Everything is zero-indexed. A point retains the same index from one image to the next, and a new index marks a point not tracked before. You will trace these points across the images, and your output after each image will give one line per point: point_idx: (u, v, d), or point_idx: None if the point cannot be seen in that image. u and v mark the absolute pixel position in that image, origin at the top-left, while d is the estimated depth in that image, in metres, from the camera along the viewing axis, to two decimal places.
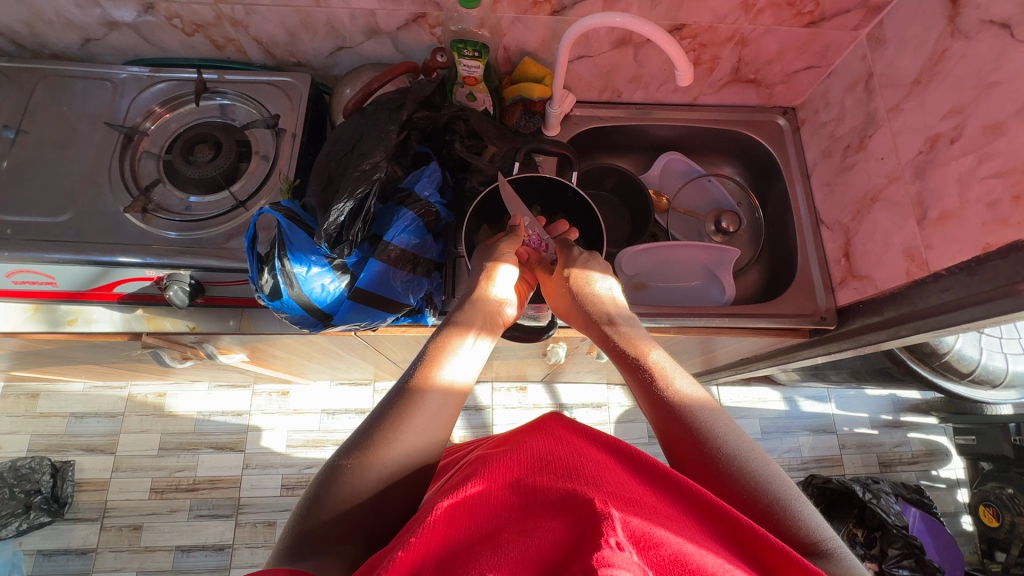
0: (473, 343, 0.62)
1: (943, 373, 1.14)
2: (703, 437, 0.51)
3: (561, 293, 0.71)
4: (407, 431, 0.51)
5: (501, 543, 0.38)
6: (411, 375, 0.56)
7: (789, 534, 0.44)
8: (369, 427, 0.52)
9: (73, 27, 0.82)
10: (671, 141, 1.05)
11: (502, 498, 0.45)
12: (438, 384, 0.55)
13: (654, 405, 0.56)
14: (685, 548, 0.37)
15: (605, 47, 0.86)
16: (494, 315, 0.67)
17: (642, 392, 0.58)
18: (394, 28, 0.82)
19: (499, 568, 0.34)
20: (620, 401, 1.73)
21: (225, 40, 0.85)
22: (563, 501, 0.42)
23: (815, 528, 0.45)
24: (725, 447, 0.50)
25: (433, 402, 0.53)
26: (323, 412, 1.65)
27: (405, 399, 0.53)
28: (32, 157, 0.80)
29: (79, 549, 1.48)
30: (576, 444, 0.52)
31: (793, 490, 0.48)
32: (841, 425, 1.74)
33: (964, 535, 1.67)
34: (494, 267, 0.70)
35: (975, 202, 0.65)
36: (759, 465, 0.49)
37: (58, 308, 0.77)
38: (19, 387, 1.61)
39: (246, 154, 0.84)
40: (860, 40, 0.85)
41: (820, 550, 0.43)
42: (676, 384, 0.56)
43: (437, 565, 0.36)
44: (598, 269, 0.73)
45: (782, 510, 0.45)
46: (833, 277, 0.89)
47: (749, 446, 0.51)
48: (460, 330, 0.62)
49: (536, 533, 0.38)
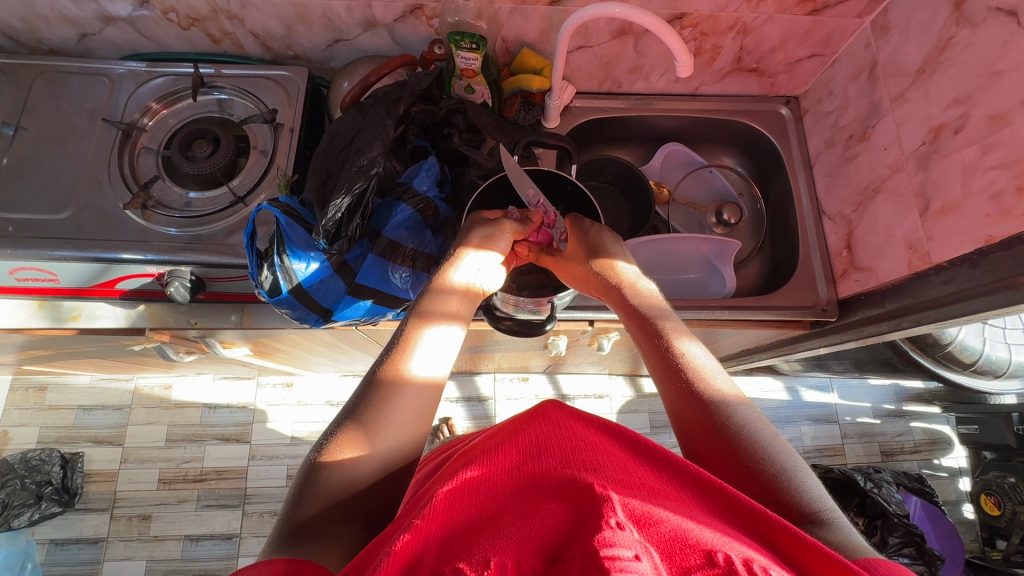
0: (444, 331, 0.59)
1: (945, 364, 1.13)
2: (716, 404, 0.51)
3: (579, 264, 0.69)
4: (388, 423, 0.51)
5: (503, 526, 0.39)
6: (381, 367, 0.54)
7: (791, 505, 0.45)
8: (351, 416, 0.51)
9: (68, 22, 0.82)
10: (672, 132, 1.04)
11: (503, 482, 0.45)
12: (413, 379, 0.54)
13: (668, 372, 0.55)
14: (684, 525, 0.38)
15: (605, 37, 0.85)
16: (468, 298, 0.64)
17: (656, 359, 0.57)
18: (391, 20, 0.81)
19: (502, 552, 0.35)
20: (622, 392, 1.74)
21: (221, 34, 0.85)
22: (562, 485, 0.42)
23: (816, 499, 0.46)
24: (736, 416, 0.51)
25: (411, 396, 0.53)
26: (326, 403, 1.66)
27: (379, 393, 0.52)
28: (31, 154, 0.80)
29: (90, 538, 1.51)
30: (573, 429, 0.52)
31: (797, 461, 0.49)
32: (843, 414, 1.74)
33: (965, 523, 1.68)
34: (461, 252, 0.65)
35: (978, 193, 0.64)
36: (768, 435, 0.50)
37: (61, 305, 0.78)
38: (27, 380, 1.62)
39: (245, 149, 0.84)
40: (865, 28, 0.83)
41: (820, 519, 0.44)
42: (690, 353, 0.56)
43: (441, 550, 0.37)
44: (609, 240, 0.70)
45: (786, 481, 0.46)
46: (835, 269, 0.88)
47: (758, 417, 0.51)
48: (432, 318, 0.59)
49: (537, 515, 0.39)
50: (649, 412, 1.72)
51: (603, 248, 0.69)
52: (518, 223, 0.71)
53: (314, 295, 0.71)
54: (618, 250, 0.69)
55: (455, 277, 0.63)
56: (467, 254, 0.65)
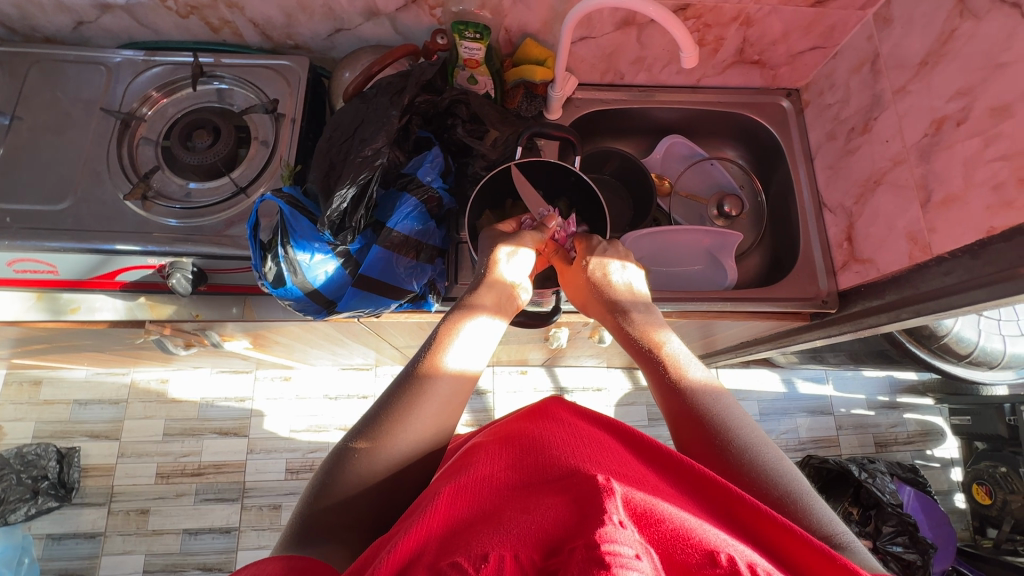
0: (484, 322, 0.60)
1: (941, 355, 1.15)
2: (716, 427, 0.51)
3: (578, 279, 0.70)
4: (417, 422, 0.50)
5: (503, 521, 0.38)
6: (412, 367, 0.54)
7: (801, 527, 0.44)
8: (376, 417, 0.51)
9: (64, 10, 0.80)
10: (673, 124, 1.04)
11: (505, 480, 0.45)
12: (448, 371, 0.54)
13: (667, 397, 0.55)
14: (686, 524, 0.37)
15: (608, 28, 0.84)
16: (508, 299, 0.65)
17: (655, 382, 0.57)
18: (393, 10, 0.80)
19: (501, 546, 0.35)
20: (620, 384, 1.75)
21: (220, 23, 0.83)
22: (564, 480, 0.42)
23: (826, 523, 0.45)
24: (737, 438, 0.50)
25: (444, 388, 0.53)
26: (325, 397, 1.66)
27: (408, 393, 0.51)
28: (28, 144, 0.79)
29: (88, 532, 1.50)
30: (577, 426, 0.52)
31: (805, 484, 0.49)
32: (838, 406, 1.76)
33: (956, 513, 1.70)
34: (496, 251, 0.67)
35: (980, 185, 0.65)
36: (771, 457, 0.49)
37: (60, 297, 0.77)
38: (22, 374, 1.61)
39: (245, 140, 0.83)
40: (867, 20, 0.83)
41: (831, 544, 0.44)
42: (689, 375, 0.56)
43: (441, 548, 0.37)
44: (616, 256, 0.70)
45: (793, 503, 0.46)
46: (835, 261, 0.89)
47: (761, 439, 0.51)
48: (473, 311, 0.61)
49: (537, 510, 0.39)
50: (647, 405, 1.73)
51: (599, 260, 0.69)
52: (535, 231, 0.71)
53: (318, 287, 0.70)
54: (616, 257, 0.70)
55: (501, 273, 0.65)
56: (501, 254, 0.67)
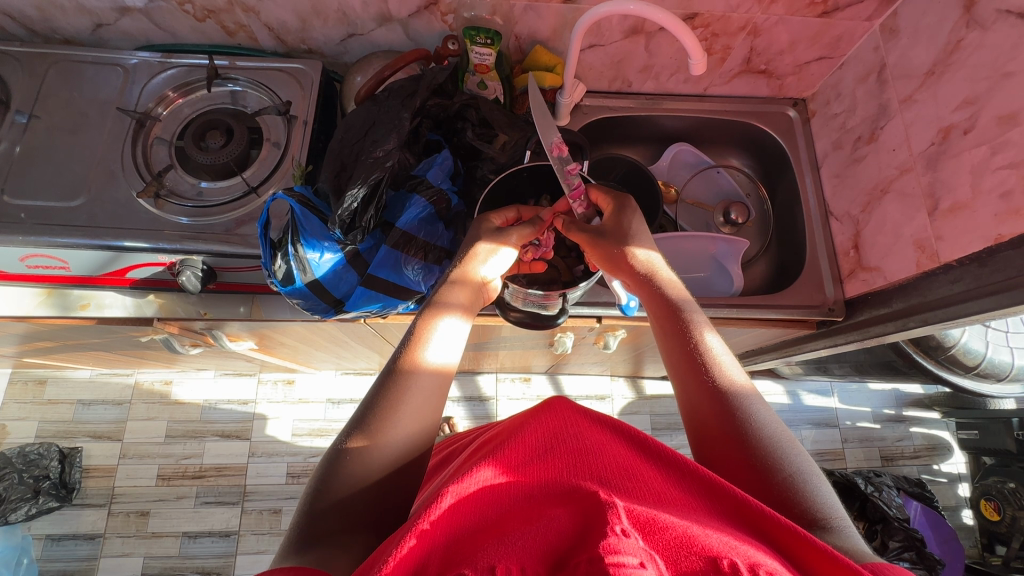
0: (456, 323, 0.60)
1: (948, 367, 1.14)
2: (737, 407, 0.51)
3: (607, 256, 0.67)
4: (400, 421, 0.50)
5: (507, 531, 0.37)
6: (395, 360, 0.55)
7: (803, 508, 0.45)
8: (359, 421, 0.50)
9: (84, 12, 0.82)
10: (680, 132, 1.05)
11: (509, 484, 0.44)
12: (430, 365, 0.55)
13: (690, 372, 0.55)
14: (690, 531, 0.36)
15: (617, 36, 0.86)
16: (478, 294, 0.65)
17: (680, 356, 0.57)
18: (406, 15, 0.82)
19: (506, 557, 0.34)
20: (623, 393, 1.74)
21: (236, 26, 0.85)
22: (568, 491, 0.41)
23: (829, 506, 0.46)
24: (755, 416, 0.51)
25: (425, 382, 0.53)
26: (328, 401, 1.66)
27: (391, 391, 0.52)
28: (44, 143, 0.80)
29: (87, 534, 1.49)
30: (580, 428, 0.52)
31: (812, 469, 0.49)
32: (844, 419, 1.75)
33: (964, 529, 1.68)
34: (478, 247, 0.65)
35: (987, 193, 0.65)
36: (780, 436, 0.50)
37: (71, 293, 0.77)
38: (28, 373, 1.61)
39: (257, 141, 0.84)
40: (874, 31, 0.84)
41: (830, 525, 0.44)
42: (714, 354, 0.56)
43: (446, 556, 0.35)
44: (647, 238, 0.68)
45: (799, 483, 0.46)
46: (841, 269, 0.89)
47: (775, 421, 0.51)
48: (446, 309, 0.60)
49: (542, 521, 0.38)
50: (651, 414, 1.72)
51: (634, 235, 0.67)
52: (523, 230, 0.69)
53: (325, 285, 0.71)
54: (646, 238, 0.68)
55: (473, 271, 0.64)
56: (486, 250, 0.65)
